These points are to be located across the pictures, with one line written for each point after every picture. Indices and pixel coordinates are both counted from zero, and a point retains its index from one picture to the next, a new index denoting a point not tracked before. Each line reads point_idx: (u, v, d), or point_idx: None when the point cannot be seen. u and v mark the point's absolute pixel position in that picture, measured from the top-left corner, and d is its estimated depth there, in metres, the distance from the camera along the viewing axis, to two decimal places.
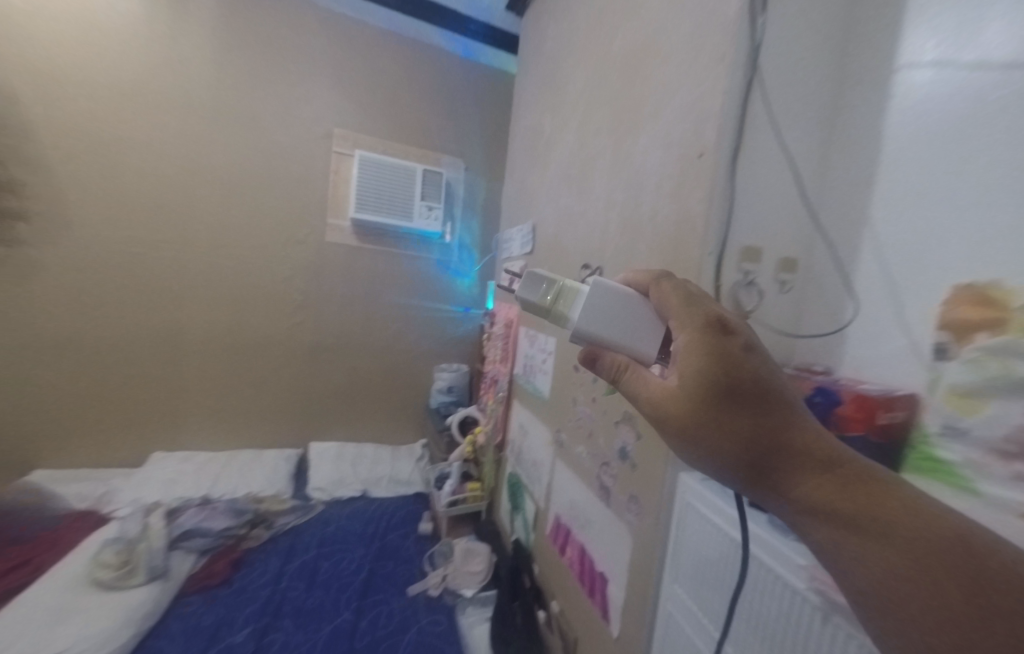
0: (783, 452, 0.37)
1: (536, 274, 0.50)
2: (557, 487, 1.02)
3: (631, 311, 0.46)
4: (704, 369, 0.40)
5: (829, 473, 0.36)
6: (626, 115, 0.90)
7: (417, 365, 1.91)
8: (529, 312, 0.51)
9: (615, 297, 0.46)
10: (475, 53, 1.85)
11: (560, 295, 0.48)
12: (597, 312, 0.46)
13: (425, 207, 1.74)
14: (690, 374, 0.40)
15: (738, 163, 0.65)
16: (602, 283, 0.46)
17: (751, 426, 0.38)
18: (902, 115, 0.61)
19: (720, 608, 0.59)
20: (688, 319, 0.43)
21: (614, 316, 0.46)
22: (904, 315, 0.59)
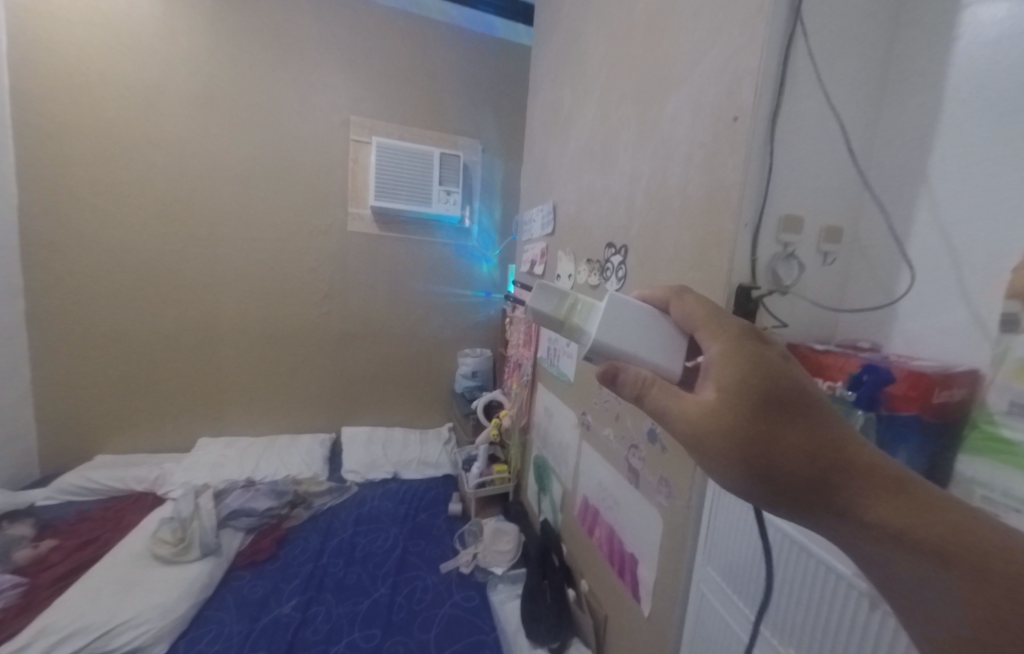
0: (843, 470, 0.34)
1: (550, 286, 0.48)
2: (585, 469, 1.01)
3: (651, 328, 0.42)
4: (745, 379, 0.38)
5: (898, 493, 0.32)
6: (652, 82, 0.85)
7: (441, 351, 1.93)
8: (545, 323, 0.49)
9: (634, 312, 0.43)
10: (489, 27, 1.79)
11: (574, 307, 0.45)
12: (612, 327, 0.42)
13: (444, 191, 1.72)
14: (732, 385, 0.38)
15: (777, 124, 0.61)
16: (619, 298, 0.42)
17: (800, 441, 0.36)
18: (969, 59, 0.54)
19: (757, 592, 0.57)
20: (720, 330, 0.42)
21: (632, 331, 0.42)
22: (967, 284, 0.54)
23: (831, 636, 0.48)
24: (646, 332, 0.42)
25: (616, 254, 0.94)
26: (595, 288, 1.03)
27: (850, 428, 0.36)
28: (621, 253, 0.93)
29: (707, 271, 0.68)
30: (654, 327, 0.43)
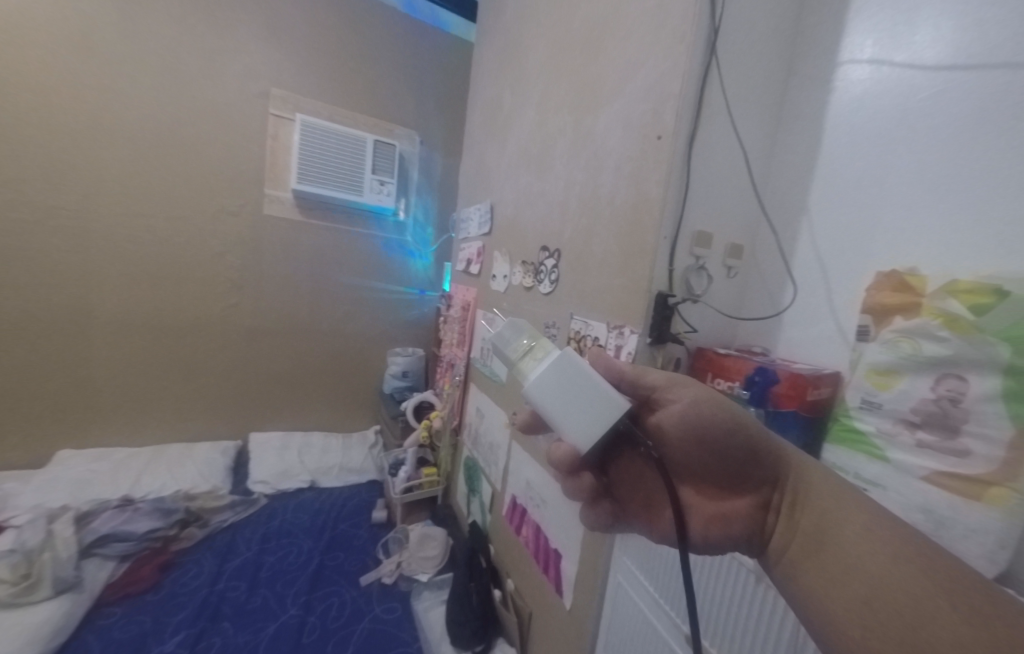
0: (751, 484, 0.48)
1: (517, 323, 0.46)
2: (514, 468, 1.02)
3: (593, 394, 0.40)
4: (711, 412, 0.47)
5: (788, 513, 0.46)
6: (587, 93, 0.89)
7: (369, 349, 1.82)
8: (501, 358, 0.48)
9: (579, 380, 0.40)
10: (429, 15, 1.74)
11: (529, 353, 0.45)
12: (549, 385, 0.40)
13: (377, 180, 1.63)
14: (714, 424, 0.47)
15: (694, 147, 0.67)
16: (571, 358, 0.41)
17: (744, 457, 0.48)
18: (840, 109, 0.67)
19: (674, 585, 0.62)
20: (683, 390, 0.49)
21: (566, 399, 0.40)
22: (833, 299, 0.65)
23: (736, 614, 0.55)
24: (589, 407, 0.39)
25: (550, 257, 0.96)
26: (529, 289, 1.05)
27: (767, 470, 0.48)
28: (554, 256, 0.95)
29: (631, 278, 0.72)
30: (597, 395, 0.40)
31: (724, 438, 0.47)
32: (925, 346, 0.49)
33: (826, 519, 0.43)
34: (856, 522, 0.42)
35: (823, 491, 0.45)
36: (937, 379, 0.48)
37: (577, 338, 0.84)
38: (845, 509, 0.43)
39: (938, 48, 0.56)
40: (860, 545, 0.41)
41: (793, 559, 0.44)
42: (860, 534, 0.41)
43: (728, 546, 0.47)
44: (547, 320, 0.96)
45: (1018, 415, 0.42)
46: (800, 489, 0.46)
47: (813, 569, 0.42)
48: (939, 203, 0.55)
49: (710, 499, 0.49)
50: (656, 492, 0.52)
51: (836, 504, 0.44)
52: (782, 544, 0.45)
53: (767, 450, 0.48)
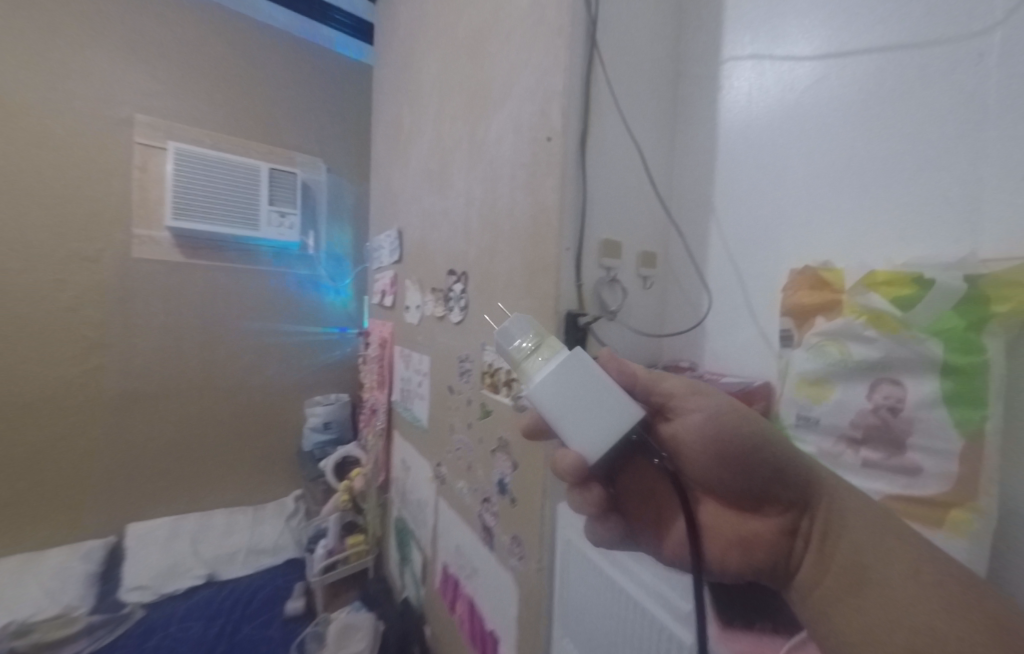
0: (779, 506, 0.39)
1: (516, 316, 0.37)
2: (443, 531, 0.87)
3: (608, 402, 0.32)
4: (740, 424, 0.37)
5: (822, 542, 0.37)
6: (477, 101, 0.81)
7: (282, 403, 1.57)
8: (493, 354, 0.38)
9: (595, 387, 0.32)
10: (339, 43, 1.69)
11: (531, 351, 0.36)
12: (561, 389, 0.32)
13: (276, 212, 1.45)
14: (741, 439, 0.37)
15: (586, 149, 0.60)
16: (587, 359, 0.33)
17: (775, 477, 0.38)
18: (730, 106, 0.64)
19: None
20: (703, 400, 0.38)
21: (577, 407, 0.32)
22: (752, 305, 0.59)
23: None
24: (603, 419, 0.31)
25: (457, 281, 0.85)
26: (440, 319, 0.92)
27: (803, 488, 0.38)
28: (461, 280, 0.84)
29: (537, 298, 0.62)
30: (609, 403, 0.32)
31: (751, 454, 0.37)
32: (854, 350, 0.43)
33: (862, 550, 0.35)
34: (916, 573, 0.33)
35: (861, 517, 0.36)
36: (871, 386, 0.42)
37: (490, 373, 0.72)
38: (886, 540, 0.35)
39: (814, 41, 0.54)
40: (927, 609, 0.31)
41: (824, 594, 0.36)
42: (927, 593, 0.32)
43: (747, 574, 0.39)
44: (460, 353, 0.82)
45: (962, 420, 0.37)
46: (836, 514, 0.37)
47: (858, 627, 0.34)
48: (841, 195, 0.51)
49: (729, 521, 0.40)
50: (670, 505, 0.40)
51: (878, 536, 0.35)
52: (811, 578, 0.37)
53: (799, 466, 0.37)
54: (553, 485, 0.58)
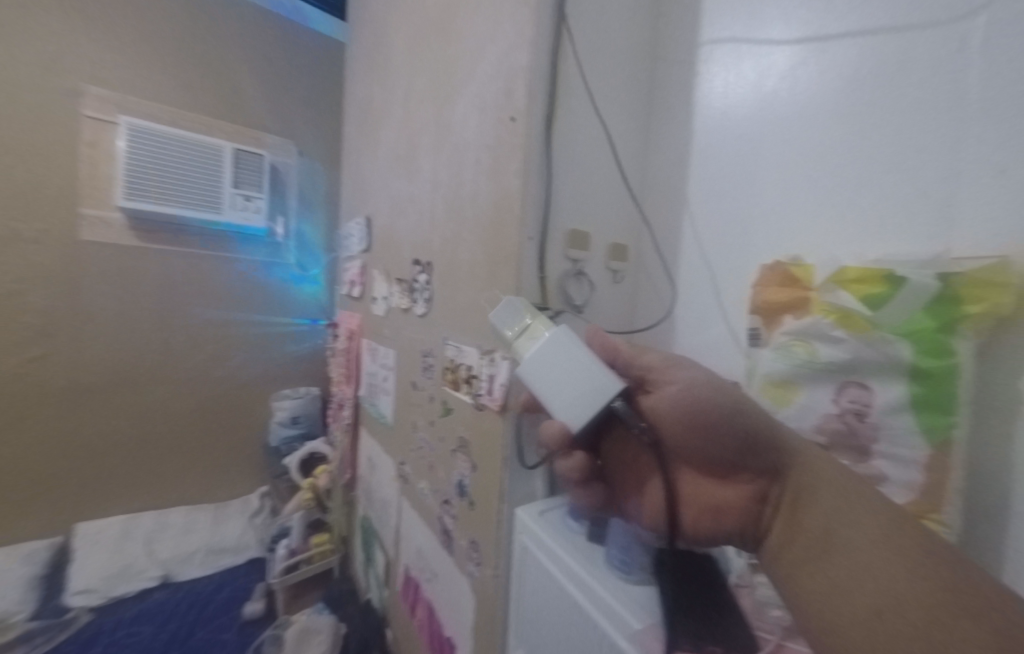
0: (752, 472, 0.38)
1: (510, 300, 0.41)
2: (405, 532, 0.84)
3: (592, 377, 0.35)
4: (709, 394, 0.37)
5: (794, 507, 0.36)
6: (443, 81, 0.76)
7: (248, 397, 1.48)
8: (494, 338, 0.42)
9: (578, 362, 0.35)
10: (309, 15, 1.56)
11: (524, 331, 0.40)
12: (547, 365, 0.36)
13: (241, 196, 1.35)
14: (710, 407, 0.37)
15: (553, 132, 0.56)
16: (570, 337, 0.36)
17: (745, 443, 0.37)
18: (706, 92, 0.61)
19: None
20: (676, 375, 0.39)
21: (561, 381, 0.35)
22: (723, 301, 0.57)
23: None
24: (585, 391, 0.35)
25: (422, 271, 0.80)
26: (405, 311, 0.88)
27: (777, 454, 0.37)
28: (426, 270, 0.79)
29: (498, 290, 0.59)
30: (592, 379, 0.35)
31: (722, 423, 0.37)
32: (821, 351, 0.40)
33: (832, 517, 0.34)
34: (894, 540, 0.31)
35: (832, 485, 0.35)
36: (838, 389, 0.40)
37: (451, 368, 0.68)
38: (857, 508, 0.34)
39: (791, 24, 0.51)
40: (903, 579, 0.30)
41: (790, 558, 0.35)
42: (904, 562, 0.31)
43: (719, 540, 0.39)
44: (424, 347, 0.78)
45: (929, 428, 0.35)
46: (807, 484, 0.36)
47: (826, 592, 0.33)
48: (816, 187, 0.49)
49: (702, 488, 0.40)
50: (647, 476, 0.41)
51: (848, 503, 0.34)
52: (780, 542, 0.36)
53: (768, 434, 0.37)
54: (511, 488, 0.55)
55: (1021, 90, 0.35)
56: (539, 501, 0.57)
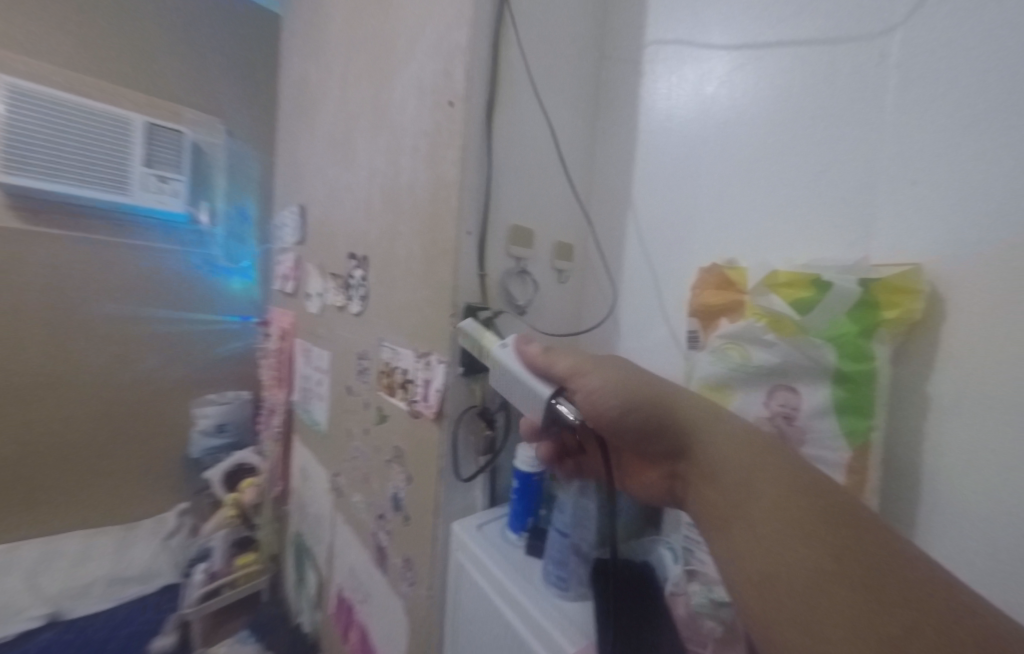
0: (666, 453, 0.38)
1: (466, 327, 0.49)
2: (338, 550, 0.77)
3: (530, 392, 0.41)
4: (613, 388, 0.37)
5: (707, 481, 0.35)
6: (381, 60, 0.71)
7: (164, 410, 1.27)
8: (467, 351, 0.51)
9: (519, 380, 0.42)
10: None
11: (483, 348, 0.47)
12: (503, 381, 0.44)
13: (154, 176, 1.14)
14: (614, 400, 0.37)
15: (494, 121, 0.53)
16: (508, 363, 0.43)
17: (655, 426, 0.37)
18: (650, 93, 0.60)
19: None
20: (590, 374, 0.38)
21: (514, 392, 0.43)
22: (664, 303, 0.57)
23: None
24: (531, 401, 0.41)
25: (357, 267, 0.74)
26: (340, 309, 0.81)
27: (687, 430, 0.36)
28: (361, 265, 0.73)
29: (435, 288, 0.55)
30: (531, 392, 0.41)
31: (629, 416, 0.37)
32: (755, 354, 0.40)
33: (739, 487, 0.32)
34: (802, 504, 0.29)
35: (739, 456, 0.33)
36: (769, 393, 0.40)
37: (386, 372, 0.63)
38: (765, 477, 0.31)
39: (730, 30, 0.52)
40: (809, 546, 0.28)
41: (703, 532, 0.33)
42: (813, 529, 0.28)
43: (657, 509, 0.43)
44: (359, 349, 0.73)
45: (852, 430, 0.35)
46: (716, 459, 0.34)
47: (732, 556, 0.30)
48: (751, 193, 0.49)
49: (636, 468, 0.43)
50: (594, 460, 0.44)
51: (761, 467, 0.32)
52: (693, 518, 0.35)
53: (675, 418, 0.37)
54: (447, 501, 0.52)
55: (931, 106, 0.37)
56: (478, 513, 0.54)
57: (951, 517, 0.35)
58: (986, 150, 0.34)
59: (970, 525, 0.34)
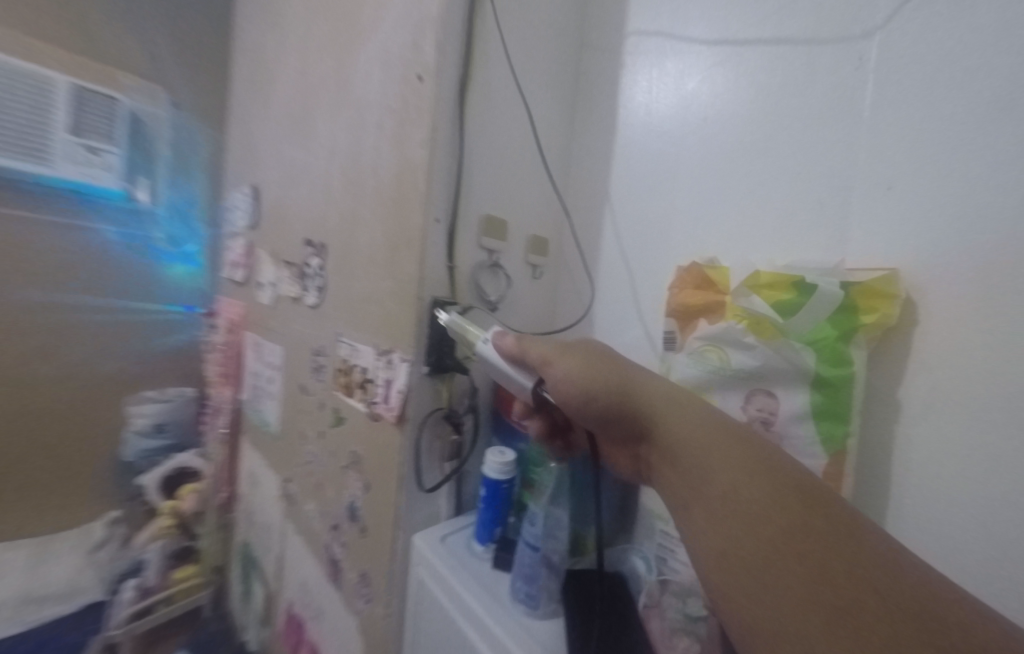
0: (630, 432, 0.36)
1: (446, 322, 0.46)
2: (288, 562, 0.71)
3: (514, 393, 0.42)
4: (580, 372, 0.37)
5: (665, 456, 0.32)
6: (345, 30, 0.65)
7: (81, 416, 1.06)
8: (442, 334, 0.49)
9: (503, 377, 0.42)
10: None
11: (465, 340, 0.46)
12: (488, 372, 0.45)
13: (81, 144, 0.96)
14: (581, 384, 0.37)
15: (467, 101, 0.49)
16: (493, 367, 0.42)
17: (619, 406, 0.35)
18: (630, 86, 0.58)
19: None
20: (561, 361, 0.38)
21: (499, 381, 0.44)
22: (640, 303, 0.55)
23: None
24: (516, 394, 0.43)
25: (314, 254, 0.68)
26: (295, 301, 0.75)
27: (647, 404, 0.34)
28: (319, 253, 0.67)
29: (399, 280, 0.50)
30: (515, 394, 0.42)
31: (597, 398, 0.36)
32: (733, 357, 0.39)
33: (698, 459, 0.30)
34: (760, 473, 0.27)
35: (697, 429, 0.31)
36: (747, 397, 0.39)
37: (344, 370, 0.58)
38: (723, 447, 0.29)
39: (713, 24, 0.50)
40: (767, 521, 0.25)
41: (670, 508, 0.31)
42: (774, 502, 0.26)
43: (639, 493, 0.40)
44: (315, 344, 0.67)
45: (828, 437, 0.35)
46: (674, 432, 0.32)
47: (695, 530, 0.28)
48: (727, 192, 0.48)
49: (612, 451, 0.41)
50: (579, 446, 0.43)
51: (719, 438, 0.30)
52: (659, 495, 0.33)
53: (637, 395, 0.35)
54: (408, 511, 0.48)
55: (906, 112, 0.37)
56: (442, 524, 0.51)
57: (917, 525, 0.36)
58: (959, 158, 0.34)
59: (935, 533, 0.35)
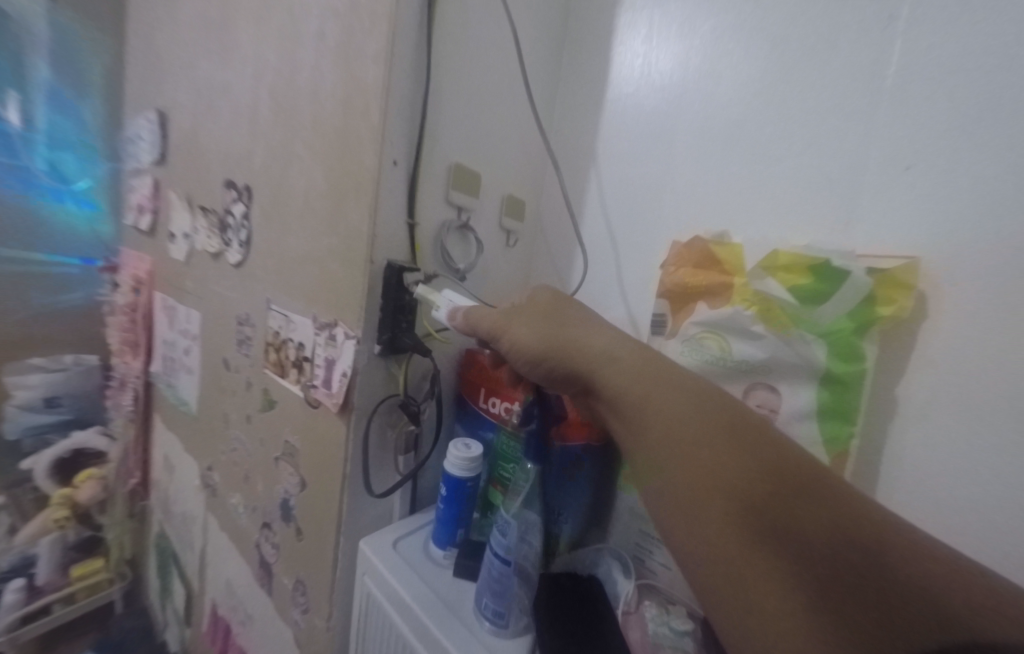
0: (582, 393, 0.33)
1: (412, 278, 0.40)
2: (212, 560, 0.62)
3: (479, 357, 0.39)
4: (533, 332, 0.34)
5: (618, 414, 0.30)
6: None
7: None
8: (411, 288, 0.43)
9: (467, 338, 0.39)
10: None
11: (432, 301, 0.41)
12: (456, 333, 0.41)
13: None
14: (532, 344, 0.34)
15: (435, 11, 0.39)
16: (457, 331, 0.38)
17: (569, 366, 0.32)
18: (627, 28, 0.50)
19: None
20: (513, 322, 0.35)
21: None
22: (624, 279, 0.50)
23: None
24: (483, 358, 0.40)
25: (238, 200, 0.56)
26: (214, 257, 0.62)
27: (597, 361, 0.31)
28: (243, 199, 0.55)
29: (345, 236, 0.41)
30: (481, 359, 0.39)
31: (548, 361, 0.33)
32: (734, 347, 0.35)
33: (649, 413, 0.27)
34: (712, 423, 0.26)
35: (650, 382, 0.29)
36: (746, 392, 0.35)
37: (275, 345, 0.48)
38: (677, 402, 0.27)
39: None
40: (726, 467, 0.24)
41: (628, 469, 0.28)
42: (721, 445, 0.24)
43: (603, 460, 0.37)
44: (240, 311, 0.56)
45: (832, 438, 0.32)
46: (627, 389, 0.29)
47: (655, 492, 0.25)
48: (728, 160, 0.43)
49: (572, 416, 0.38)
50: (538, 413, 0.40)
51: (668, 391, 0.28)
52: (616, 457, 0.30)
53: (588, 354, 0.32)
54: (354, 513, 0.41)
55: (937, 81, 0.32)
56: (394, 524, 0.44)
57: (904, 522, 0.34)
58: (993, 138, 0.30)
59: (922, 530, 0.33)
